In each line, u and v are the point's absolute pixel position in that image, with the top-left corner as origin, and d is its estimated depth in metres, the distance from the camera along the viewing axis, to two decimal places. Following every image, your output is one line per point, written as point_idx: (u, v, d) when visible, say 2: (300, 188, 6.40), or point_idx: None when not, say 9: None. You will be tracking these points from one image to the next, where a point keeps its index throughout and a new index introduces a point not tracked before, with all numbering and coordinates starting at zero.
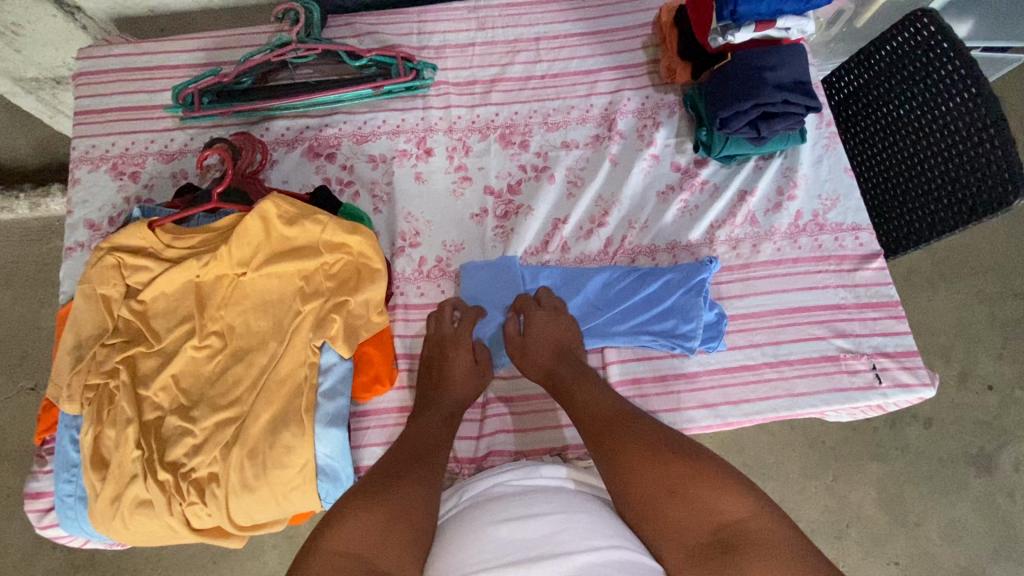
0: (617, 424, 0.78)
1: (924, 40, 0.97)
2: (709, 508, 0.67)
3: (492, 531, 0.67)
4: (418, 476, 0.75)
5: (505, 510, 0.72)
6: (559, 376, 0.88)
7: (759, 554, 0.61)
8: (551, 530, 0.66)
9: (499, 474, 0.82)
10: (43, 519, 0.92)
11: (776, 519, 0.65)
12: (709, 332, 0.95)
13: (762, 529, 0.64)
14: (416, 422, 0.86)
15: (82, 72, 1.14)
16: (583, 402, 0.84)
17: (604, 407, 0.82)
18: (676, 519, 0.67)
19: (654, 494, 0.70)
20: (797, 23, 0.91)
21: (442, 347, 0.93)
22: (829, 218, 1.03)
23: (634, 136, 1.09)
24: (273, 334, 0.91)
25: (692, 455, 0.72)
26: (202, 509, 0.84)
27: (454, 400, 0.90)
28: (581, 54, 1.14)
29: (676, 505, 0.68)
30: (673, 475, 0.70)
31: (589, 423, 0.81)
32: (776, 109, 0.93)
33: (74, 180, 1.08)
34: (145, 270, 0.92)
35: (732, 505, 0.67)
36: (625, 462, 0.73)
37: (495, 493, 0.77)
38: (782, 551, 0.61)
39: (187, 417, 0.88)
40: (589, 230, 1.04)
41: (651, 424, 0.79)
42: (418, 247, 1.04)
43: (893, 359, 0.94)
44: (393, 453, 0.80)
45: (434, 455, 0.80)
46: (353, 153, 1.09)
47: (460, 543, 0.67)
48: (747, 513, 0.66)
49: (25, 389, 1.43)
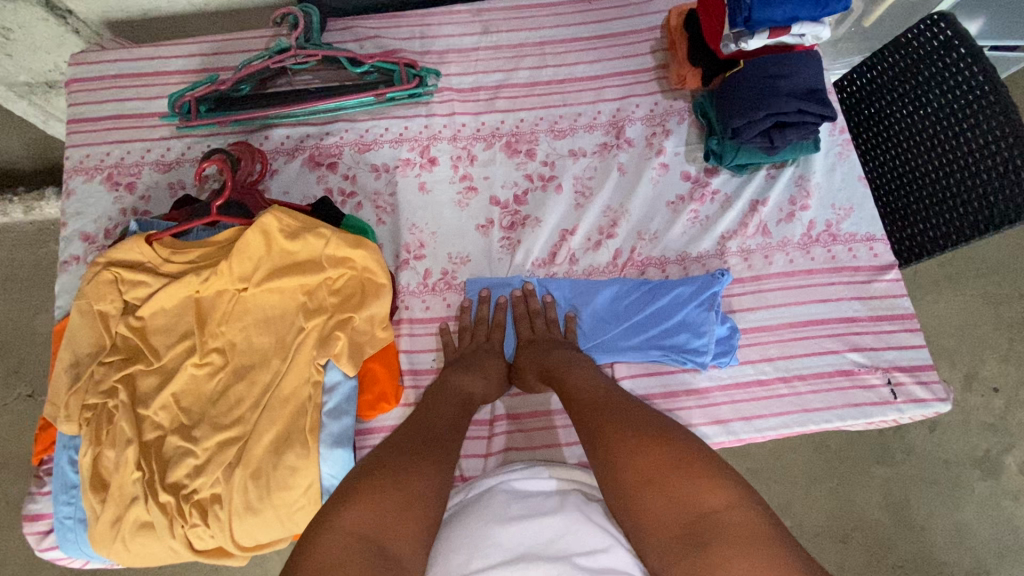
0: (604, 409, 0.77)
1: (940, 44, 0.95)
2: (685, 499, 0.64)
3: (490, 529, 0.65)
4: (439, 461, 0.74)
5: (503, 509, 0.70)
6: (552, 365, 0.87)
7: (735, 549, 0.58)
8: (553, 533, 0.64)
9: (509, 473, 0.79)
10: (43, 542, 0.90)
11: (755, 513, 0.61)
12: (721, 347, 0.93)
13: (739, 522, 0.61)
14: (434, 404, 0.85)
15: (75, 79, 1.11)
16: (573, 391, 0.82)
17: (597, 393, 0.81)
18: (654, 509, 0.65)
19: (629, 480, 0.68)
20: (813, 29, 0.88)
21: (464, 355, 0.94)
22: (842, 228, 1.01)
23: (643, 144, 1.07)
24: (276, 351, 0.89)
25: (670, 441, 0.70)
26: (205, 530, 0.82)
27: (468, 385, 0.88)
28: (588, 58, 1.12)
29: (651, 494, 0.66)
30: (650, 464, 0.68)
31: (580, 412, 0.79)
32: (789, 118, 0.91)
33: (70, 191, 1.06)
34: (143, 285, 0.90)
35: (710, 494, 0.63)
36: (604, 447, 0.72)
37: (494, 492, 0.75)
38: (758, 544, 0.58)
39: (188, 437, 0.85)
40: (597, 241, 1.02)
41: (640, 411, 0.76)
42: (423, 260, 1.02)
43: (908, 373, 0.93)
44: (403, 435, 0.78)
45: (455, 440, 0.80)
46: (355, 163, 1.07)
47: (455, 544, 0.66)
48: (722, 504, 0.62)
49: (23, 396, 1.41)
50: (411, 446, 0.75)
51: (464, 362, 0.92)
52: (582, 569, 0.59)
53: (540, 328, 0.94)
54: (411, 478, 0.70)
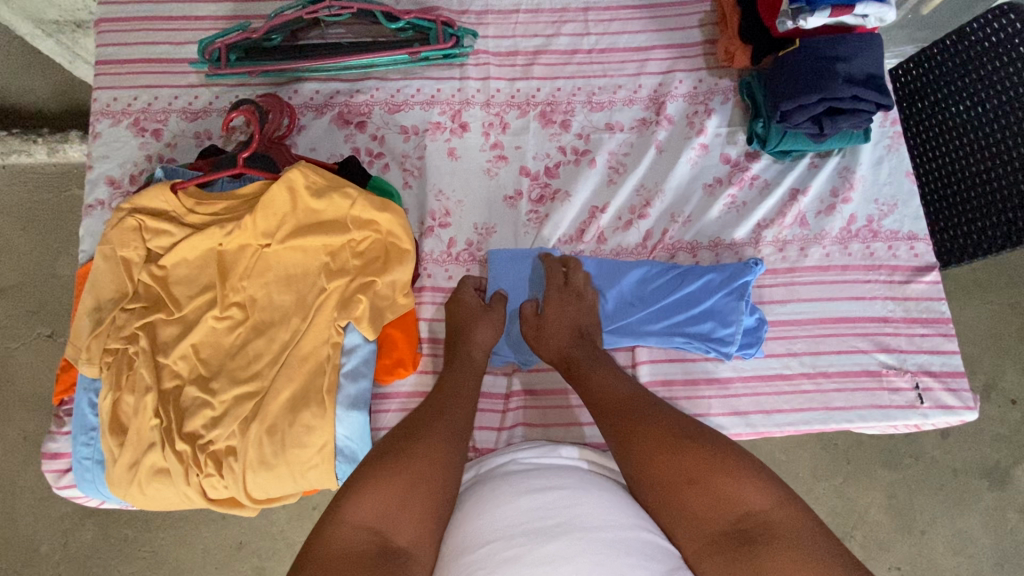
0: (632, 407, 0.74)
1: (1008, 37, 0.92)
2: (730, 498, 0.63)
3: (509, 504, 0.65)
4: (442, 436, 0.73)
5: (515, 483, 0.69)
6: (574, 354, 0.85)
7: (790, 548, 0.58)
8: (568, 502, 0.64)
9: (519, 450, 0.78)
10: (61, 479, 0.92)
11: (802, 512, 0.61)
12: (747, 338, 0.91)
13: (788, 519, 0.60)
14: (447, 378, 0.83)
15: (104, 18, 1.08)
16: (595, 388, 0.79)
17: (624, 389, 0.78)
18: (696, 507, 0.64)
19: (672, 481, 0.66)
20: (876, 10, 0.84)
21: (468, 313, 0.90)
22: (884, 225, 0.97)
23: (683, 122, 1.02)
24: (296, 310, 0.88)
25: (708, 443, 0.68)
26: (219, 480, 0.83)
27: (473, 350, 0.87)
28: (633, 28, 1.07)
29: (694, 494, 0.64)
30: (695, 464, 0.66)
31: (601, 405, 0.77)
32: (844, 105, 0.87)
33: (96, 134, 1.04)
34: (167, 235, 0.89)
35: (755, 496, 0.63)
36: (637, 447, 0.69)
37: (508, 471, 0.74)
38: (808, 547, 0.57)
39: (206, 388, 0.86)
40: (628, 221, 0.99)
41: (661, 408, 0.74)
42: (448, 228, 1.00)
43: (937, 379, 0.90)
44: (410, 419, 0.76)
45: (458, 410, 0.78)
46: (384, 123, 1.04)
47: (469, 514, 0.67)
48: (770, 505, 0.62)
49: (43, 336, 1.43)
50: (415, 426, 0.74)
51: (460, 331, 0.89)
52: (599, 543, 0.57)
53: (579, 280, 0.92)
54: (418, 463, 0.68)
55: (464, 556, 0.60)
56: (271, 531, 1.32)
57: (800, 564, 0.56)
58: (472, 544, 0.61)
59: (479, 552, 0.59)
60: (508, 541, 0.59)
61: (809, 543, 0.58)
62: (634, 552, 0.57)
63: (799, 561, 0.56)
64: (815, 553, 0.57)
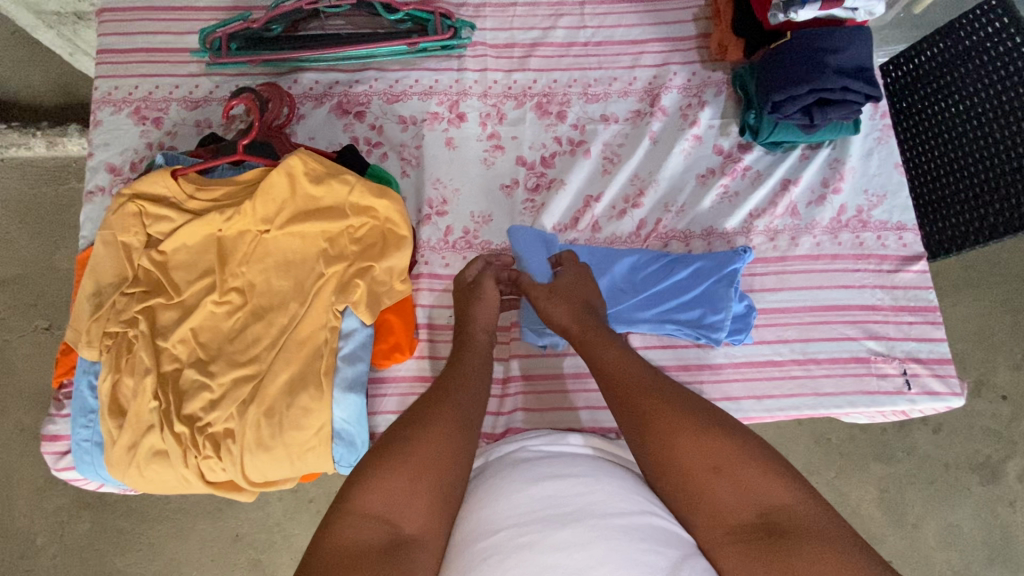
0: (656, 388, 0.72)
1: (982, 37, 0.95)
2: (757, 490, 0.62)
3: (522, 492, 0.65)
4: (451, 421, 0.72)
5: (528, 471, 0.70)
6: (586, 330, 0.83)
7: (812, 546, 0.57)
8: (581, 490, 0.65)
9: (527, 438, 0.80)
10: (60, 462, 0.93)
11: (828, 511, 0.60)
12: (737, 324, 0.92)
13: (813, 518, 0.59)
14: (455, 363, 0.83)
15: (105, 8, 1.09)
16: (611, 369, 0.77)
17: (643, 370, 0.75)
18: (720, 497, 0.63)
19: (696, 468, 0.65)
20: (865, 2, 0.86)
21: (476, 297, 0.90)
22: (873, 215, 0.98)
23: (678, 114, 1.04)
24: (295, 295, 0.90)
25: (733, 431, 0.67)
26: (217, 462, 0.84)
27: (483, 337, 0.87)
28: (629, 22, 1.08)
29: (719, 484, 0.63)
30: (716, 451, 0.65)
31: (618, 384, 0.75)
32: (833, 96, 0.88)
33: (96, 122, 1.05)
34: (167, 220, 0.90)
35: (781, 490, 0.62)
36: (659, 429, 0.68)
37: (518, 458, 0.75)
38: (834, 543, 0.57)
39: (205, 371, 0.87)
40: (622, 210, 1.00)
41: (677, 390, 0.73)
42: (445, 216, 1.01)
43: (925, 366, 0.92)
44: (419, 405, 0.75)
45: (466, 394, 0.77)
46: (382, 113, 1.05)
47: (481, 501, 0.68)
48: (794, 499, 0.61)
49: (40, 328, 1.43)
50: (422, 410, 0.74)
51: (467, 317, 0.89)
52: (610, 530, 0.58)
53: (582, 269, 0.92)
54: (426, 448, 0.68)
55: (477, 542, 0.61)
56: (267, 522, 1.33)
57: (825, 560, 0.55)
58: (486, 530, 0.62)
59: (492, 539, 0.60)
60: (522, 528, 0.60)
61: (836, 541, 0.57)
62: (623, 530, 0.58)
63: (825, 557, 0.55)
64: (840, 556, 0.55)
